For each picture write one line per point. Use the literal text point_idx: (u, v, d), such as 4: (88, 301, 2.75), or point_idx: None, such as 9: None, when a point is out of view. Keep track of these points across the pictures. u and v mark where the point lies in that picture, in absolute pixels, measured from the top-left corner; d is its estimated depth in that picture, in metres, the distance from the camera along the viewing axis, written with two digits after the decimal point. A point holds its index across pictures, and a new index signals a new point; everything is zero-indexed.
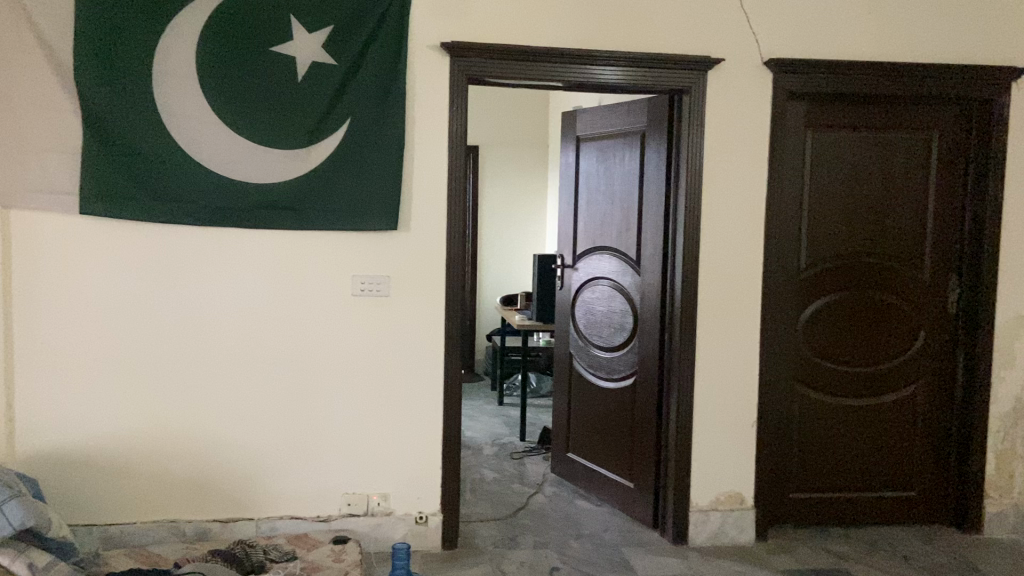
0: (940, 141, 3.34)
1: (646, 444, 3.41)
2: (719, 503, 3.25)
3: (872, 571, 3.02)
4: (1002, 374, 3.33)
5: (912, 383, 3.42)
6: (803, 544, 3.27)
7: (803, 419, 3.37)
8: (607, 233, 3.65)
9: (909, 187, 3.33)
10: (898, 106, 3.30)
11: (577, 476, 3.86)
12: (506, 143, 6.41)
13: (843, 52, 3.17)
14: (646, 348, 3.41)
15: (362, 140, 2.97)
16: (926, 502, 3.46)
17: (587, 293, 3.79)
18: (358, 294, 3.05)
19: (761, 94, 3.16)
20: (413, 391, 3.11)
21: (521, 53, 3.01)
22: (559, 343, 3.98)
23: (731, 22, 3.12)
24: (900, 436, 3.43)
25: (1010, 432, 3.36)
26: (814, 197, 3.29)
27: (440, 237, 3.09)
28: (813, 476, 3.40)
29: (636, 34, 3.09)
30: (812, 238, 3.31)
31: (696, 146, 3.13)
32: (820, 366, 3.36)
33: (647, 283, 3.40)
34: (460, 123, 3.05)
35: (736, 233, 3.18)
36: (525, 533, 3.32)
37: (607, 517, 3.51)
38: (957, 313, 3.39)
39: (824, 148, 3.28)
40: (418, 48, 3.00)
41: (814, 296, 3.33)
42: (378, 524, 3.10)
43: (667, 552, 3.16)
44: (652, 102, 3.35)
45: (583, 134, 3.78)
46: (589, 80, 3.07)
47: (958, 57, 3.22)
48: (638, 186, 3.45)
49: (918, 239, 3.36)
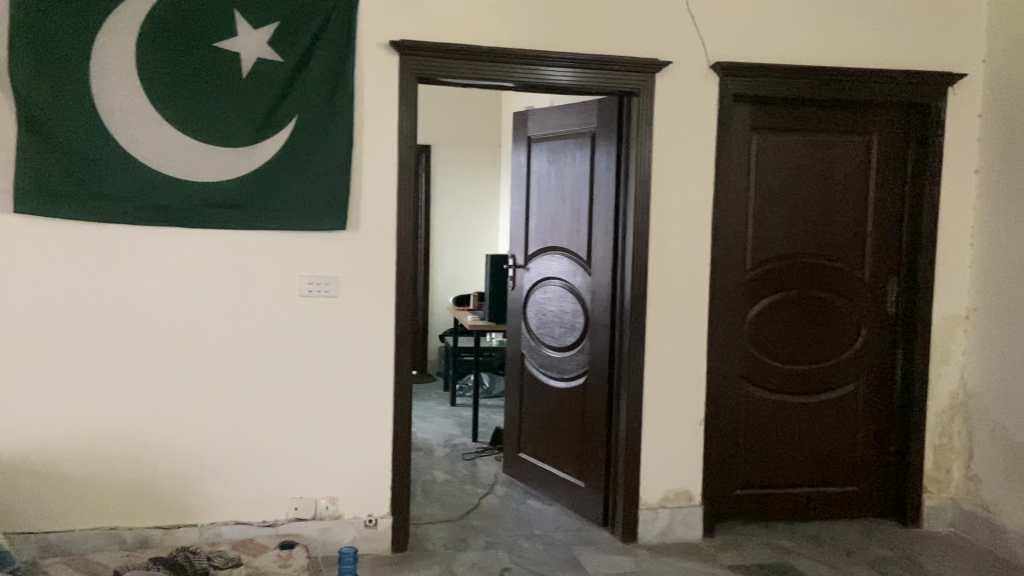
0: (879, 145, 3.42)
1: (597, 443, 3.43)
2: (668, 501, 3.29)
3: (817, 566, 3.08)
4: (940, 371, 3.44)
5: (855, 380, 3.50)
6: (750, 540, 3.32)
7: (749, 417, 3.43)
8: (558, 233, 3.66)
9: (852, 188, 3.41)
10: (840, 109, 3.38)
11: (528, 475, 3.86)
12: (459, 143, 6.40)
13: (788, 56, 3.23)
14: (596, 348, 3.43)
15: (310, 139, 2.93)
16: (868, 496, 3.55)
17: (539, 294, 3.80)
18: (305, 295, 3.01)
19: (709, 97, 3.20)
20: (363, 392, 3.08)
21: (471, 53, 3.00)
22: (511, 344, 3.98)
23: (680, 25, 3.16)
24: (843, 432, 3.51)
25: (947, 428, 3.46)
26: (761, 198, 3.35)
27: (390, 236, 3.06)
28: (760, 472, 3.46)
29: (585, 36, 3.11)
30: (758, 239, 3.37)
31: (644, 147, 3.16)
32: (766, 364, 3.42)
33: (597, 284, 3.43)
34: (410, 122, 3.03)
35: (683, 234, 3.23)
36: (476, 534, 3.31)
37: (557, 517, 3.53)
38: (896, 312, 3.49)
39: (770, 150, 3.35)
40: (367, 47, 2.97)
41: (760, 296, 3.39)
42: (326, 528, 3.07)
43: (616, 551, 3.18)
44: (602, 104, 3.37)
45: (534, 134, 3.79)
46: (539, 80, 3.08)
47: (898, 63, 3.31)
48: (588, 186, 3.47)
49: (859, 239, 3.44)
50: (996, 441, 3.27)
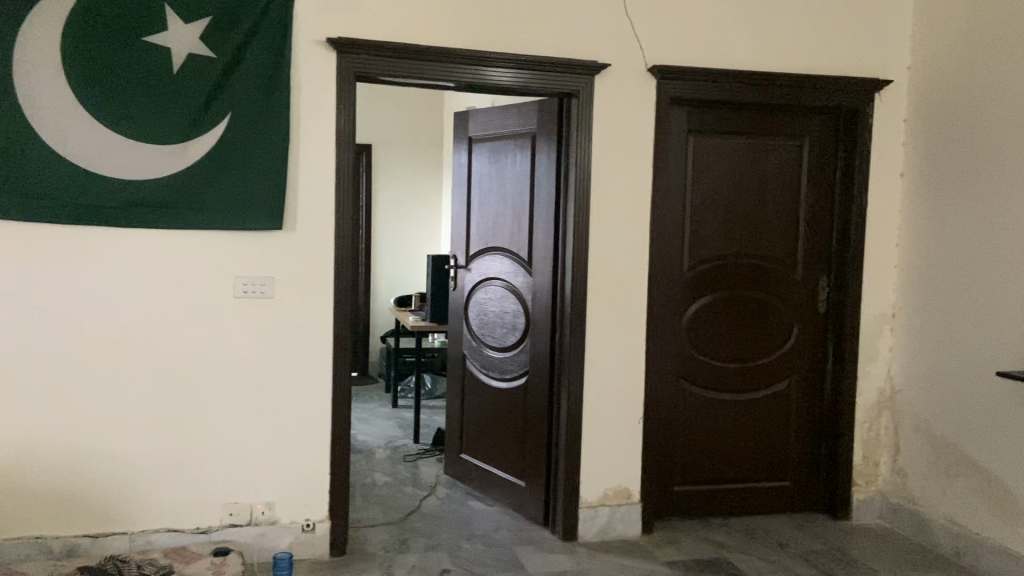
0: (810, 148, 3.52)
1: (537, 442, 3.44)
2: (607, 498, 3.32)
3: (751, 559, 3.16)
4: (868, 368, 3.55)
5: (788, 377, 3.59)
6: (688, 536, 3.38)
7: (687, 415, 3.49)
8: (499, 234, 3.66)
9: (784, 190, 3.50)
10: (772, 113, 3.46)
11: (470, 476, 3.86)
12: (400, 143, 6.35)
13: (723, 60, 3.30)
14: (537, 349, 3.44)
15: (244, 136, 2.88)
16: (801, 491, 3.65)
17: (481, 294, 3.80)
18: (240, 296, 2.95)
19: (647, 99, 3.25)
20: (300, 393, 3.03)
21: (409, 52, 2.98)
22: (453, 345, 3.97)
23: (618, 29, 3.20)
24: (776, 428, 3.60)
25: (875, 423, 3.58)
26: (697, 199, 3.42)
27: (328, 236, 3.02)
28: (698, 469, 3.53)
29: (525, 37, 3.12)
30: (695, 239, 3.43)
31: (583, 148, 3.18)
32: (702, 362, 3.49)
33: (537, 284, 3.44)
34: (348, 121, 2.99)
35: (622, 235, 3.26)
36: (416, 536, 3.29)
37: (498, 517, 3.53)
38: (827, 311, 3.59)
39: (706, 153, 3.41)
40: (303, 44, 2.93)
41: (696, 296, 3.46)
42: (262, 533, 3.02)
43: (557, 549, 3.20)
44: (542, 105, 3.39)
45: (474, 135, 3.79)
46: (480, 80, 3.07)
47: (828, 68, 3.40)
48: (528, 187, 3.48)
49: (791, 239, 3.53)
50: (921, 436, 3.39)
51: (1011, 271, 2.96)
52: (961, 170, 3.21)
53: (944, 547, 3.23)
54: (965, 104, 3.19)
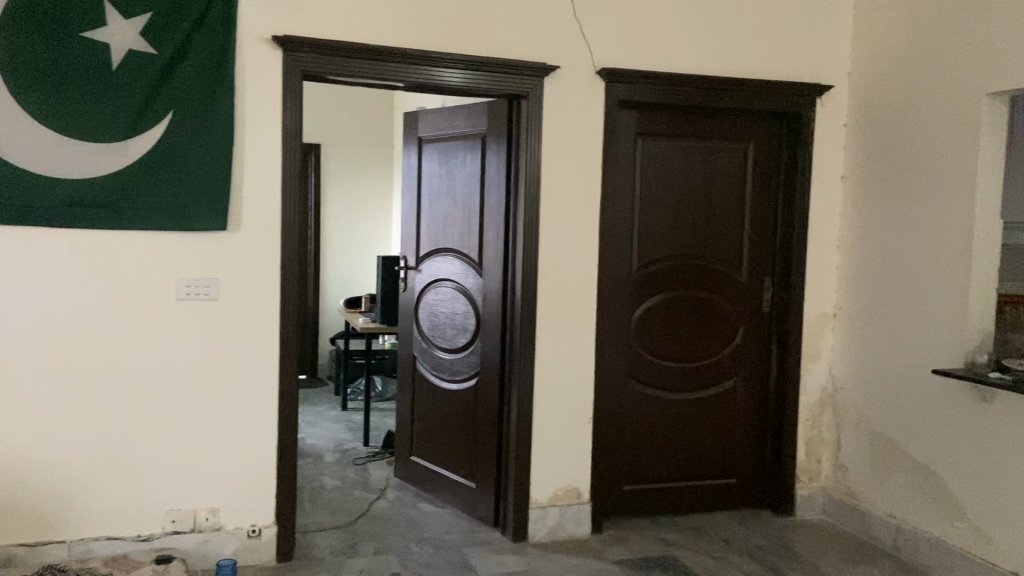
0: (754, 151, 3.59)
1: (488, 444, 3.44)
2: (558, 498, 3.34)
3: (699, 556, 3.20)
4: (811, 366, 3.63)
5: (733, 377, 3.65)
6: (637, 534, 3.41)
7: (635, 414, 3.53)
8: (449, 235, 3.65)
9: (730, 192, 3.56)
10: (718, 117, 3.52)
11: (419, 478, 3.84)
12: (350, 143, 6.29)
13: (671, 64, 3.34)
14: (487, 350, 3.44)
15: (188, 135, 2.82)
16: (746, 488, 3.71)
17: (431, 295, 3.78)
18: (183, 297, 2.88)
19: (596, 102, 3.27)
20: (246, 397, 2.98)
21: (358, 50, 2.95)
22: (402, 347, 3.94)
23: (567, 31, 3.22)
24: (722, 426, 3.66)
25: (818, 420, 3.66)
26: (645, 201, 3.45)
27: (274, 236, 2.97)
28: (646, 468, 3.57)
29: (474, 37, 3.12)
30: (643, 241, 3.47)
31: (533, 149, 3.19)
32: (650, 362, 3.53)
33: (487, 285, 3.43)
34: (295, 120, 2.95)
35: (572, 237, 3.28)
36: (365, 539, 3.26)
37: (448, 520, 3.51)
38: (771, 311, 3.66)
39: (654, 155, 3.45)
40: (248, 41, 2.88)
41: (644, 297, 3.49)
42: (206, 540, 2.95)
43: (507, 550, 3.20)
44: (492, 106, 3.39)
45: (424, 135, 3.77)
46: (429, 80, 3.06)
47: (772, 74, 3.47)
48: (478, 188, 3.48)
49: (736, 241, 3.59)
50: (861, 432, 3.48)
51: (946, 271, 3.07)
52: (899, 174, 3.30)
53: (884, 540, 3.32)
54: (902, 110, 3.29)
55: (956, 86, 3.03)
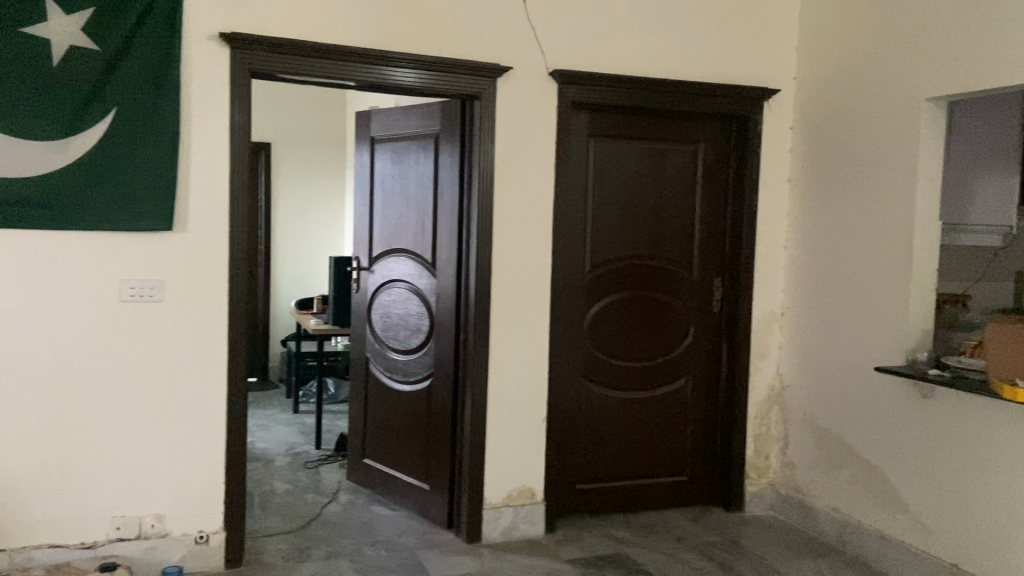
0: (704, 153, 3.64)
1: (442, 445, 3.43)
2: (511, 499, 3.34)
3: (651, 553, 3.24)
4: (759, 364, 3.71)
5: (684, 375, 3.70)
6: (590, 533, 3.44)
7: (588, 413, 3.55)
8: (402, 235, 3.63)
9: (680, 193, 3.61)
10: (669, 119, 3.56)
11: (372, 481, 3.81)
12: (300, 142, 6.20)
13: (622, 67, 3.38)
14: (440, 351, 3.43)
15: (132, 132, 2.75)
16: (697, 484, 3.77)
17: (384, 296, 3.75)
18: (127, 300, 2.81)
19: (548, 103, 3.29)
20: (193, 400, 2.91)
21: (308, 49, 2.91)
22: (355, 348, 3.91)
23: (519, 32, 3.22)
24: (673, 424, 3.70)
25: (766, 418, 3.74)
26: (598, 202, 3.48)
27: (222, 236, 2.91)
28: (599, 466, 3.59)
29: (426, 37, 3.10)
30: (596, 241, 3.50)
31: (486, 150, 3.19)
32: (603, 362, 3.56)
33: (441, 286, 3.42)
34: (243, 119, 2.90)
35: (525, 237, 3.29)
36: (317, 544, 3.22)
37: (401, 522, 3.49)
38: (721, 311, 3.72)
39: (607, 156, 3.49)
40: (195, 38, 2.82)
41: (597, 297, 3.52)
42: (151, 547, 2.89)
43: (460, 552, 3.19)
44: (445, 105, 3.38)
45: (377, 135, 3.74)
46: (381, 80, 3.04)
47: (721, 77, 3.53)
48: (431, 188, 3.47)
49: (687, 242, 3.64)
50: (808, 428, 3.56)
51: (887, 271, 3.15)
52: (843, 176, 3.39)
53: (829, 534, 3.40)
54: (846, 114, 3.37)
55: (897, 92, 3.12)
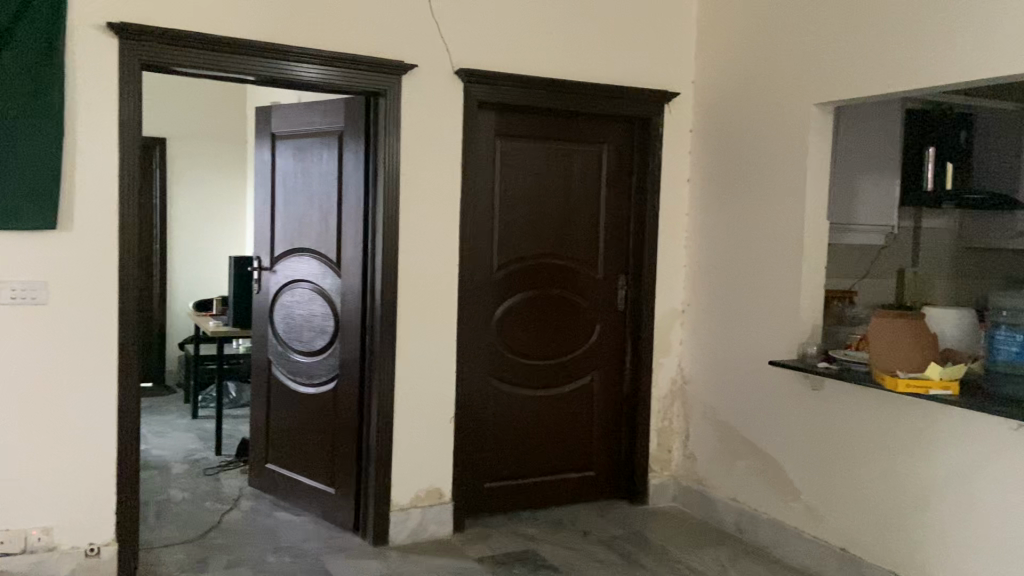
0: (608, 154, 3.71)
1: (348, 448, 3.37)
2: (419, 500, 3.32)
3: (557, 548, 3.28)
4: (661, 360, 3.81)
5: (591, 372, 3.77)
6: (498, 531, 3.45)
7: (496, 411, 3.57)
8: (306, 234, 3.54)
9: (585, 193, 3.66)
10: (573, 120, 3.61)
11: (275, 486, 3.71)
12: (198, 138, 5.98)
13: (527, 67, 3.40)
14: (346, 352, 3.37)
15: (12, 125, 2.59)
16: (603, 479, 3.84)
17: (287, 296, 3.65)
18: (7, 302, 2.64)
19: (454, 101, 3.27)
20: (81, 407, 2.76)
21: (204, 42, 2.81)
22: (257, 350, 3.79)
23: (424, 29, 3.20)
24: (580, 421, 3.76)
25: (668, 412, 3.85)
26: (504, 201, 3.50)
27: (110, 234, 2.77)
28: (507, 465, 3.61)
29: (329, 32, 3.04)
30: (503, 241, 3.51)
31: (392, 148, 3.16)
32: (510, 360, 3.58)
33: (346, 286, 3.36)
34: (133, 113, 2.77)
35: (432, 237, 3.27)
36: (216, 553, 3.11)
37: (306, 527, 3.41)
38: (626, 308, 3.80)
39: (512, 156, 3.50)
40: (81, 27, 2.67)
41: (504, 296, 3.54)
42: (38, 562, 2.73)
43: (367, 555, 3.15)
44: (349, 102, 3.32)
45: (278, 131, 3.65)
46: (282, 75, 2.96)
47: (623, 79, 3.60)
48: (335, 186, 3.40)
49: (592, 241, 3.70)
50: (707, 421, 3.69)
51: (780, 269, 3.29)
52: (739, 177, 3.51)
53: (728, 523, 3.53)
54: (742, 117, 3.49)
55: (788, 97, 3.26)
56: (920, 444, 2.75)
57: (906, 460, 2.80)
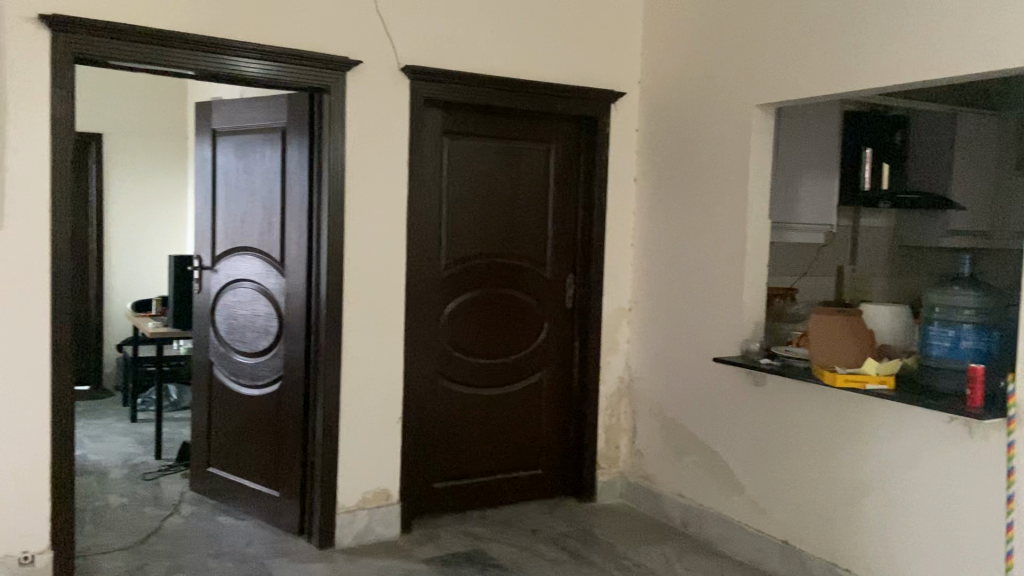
0: (556, 153, 3.72)
1: (292, 450, 3.31)
2: (366, 501, 3.29)
3: (505, 547, 3.28)
4: (609, 358, 3.83)
5: (539, 370, 3.77)
6: (446, 530, 3.44)
7: (445, 411, 3.55)
8: (248, 233, 3.47)
9: (533, 192, 3.66)
10: (521, 118, 3.61)
11: (217, 490, 3.63)
12: (136, 134, 5.82)
13: (474, 65, 3.39)
14: (290, 353, 3.31)
15: None
16: (552, 476, 3.85)
17: (229, 296, 3.58)
18: None
19: (400, 99, 3.24)
20: (11, 412, 2.66)
21: (141, 34, 2.73)
22: (198, 352, 3.71)
23: (369, 26, 3.16)
24: (529, 420, 3.76)
25: (616, 409, 3.88)
26: (452, 200, 3.48)
27: (41, 234, 2.67)
28: (455, 465, 3.59)
29: (271, 27, 2.98)
30: (451, 239, 3.49)
31: (337, 145, 3.11)
32: (458, 359, 3.56)
33: (290, 285, 3.30)
34: (67, 107, 2.67)
35: (377, 235, 3.23)
36: (156, 559, 3.04)
37: (249, 532, 3.35)
38: (574, 307, 3.82)
39: (460, 155, 3.49)
40: (11, 18, 2.56)
41: (452, 295, 3.52)
42: None
43: (313, 559, 3.10)
44: (292, 98, 3.26)
45: (219, 127, 3.56)
46: (224, 70, 2.89)
47: (570, 79, 3.62)
48: (278, 184, 3.34)
49: (540, 239, 3.70)
50: (654, 418, 3.73)
51: (724, 268, 3.34)
52: (684, 177, 3.55)
53: (674, 518, 3.57)
54: (687, 117, 3.53)
55: (732, 98, 3.30)
56: (858, 438, 2.82)
57: (845, 454, 2.87)
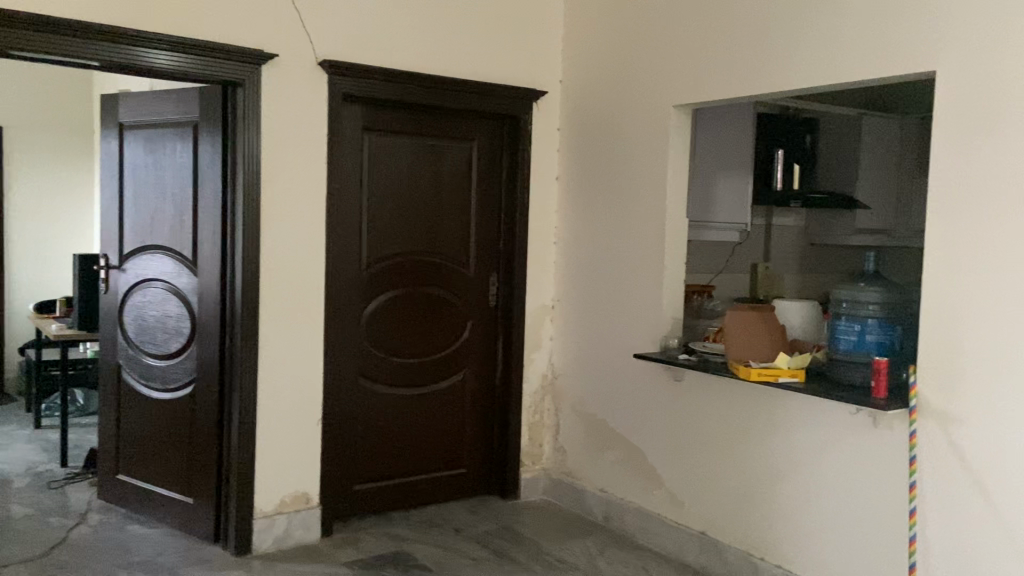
0: (478, 151, 3.71)
1: (207, 454, 3.21)
2: (284, 505, 3.21)
3: (428, 547, 3.26)
4: (532, 356, 3.85)
5: (463, 369, 3.76)
6: (368, 533, 3.39)
7: (366, 412, 3.50)
8: (158, 231, 3.35)
9: (456, 191, 3.65)
10: (442, 116, 3.59)
11: (127, 498, 3.49)
12: (39, 127, 5.56)
13: (394, 61, 3.35)
14: (203, 355, 3.21)
15: None
16: (475, 475, 3.85)
17: (138, 297, 3.45)
18: None
19: (317, 94, 3.18)
20: None
21: (40, 22, 2.59)
22: (105, 355, 3.56)
23: (285, 19, 3.09)
24: (452, 419, 3.75)
25: (539, 407, 3.90)
26: (372, 198, 3.43)
27: None
28: (376, 465, 3.55)
29: (181, 18, 2.87)
30: (371, 238, 3.44)
31: (252, 141, 3.03)
32: (379, 359, 3.52)
33: (202, 285, 3.20)
34: None
35: (295, 233, 3.16)
36: (60, 571, 2.90)
37: (161, 540, 3.24)
38: (497, 305, 3.82)
39: (380, 151, 3.44)
40: None
41: (373, 295, 3.47)
42: None
43: (228, 566, 3.02)
44: (203, 91, 3.15)
45: (126, 121, 3.42)
46: (131, 61, 2.77)
47: (492, 77, 3.61)
48: (189, 180, 3.23)
49: (462, 238, 3.69)
50: (576, 414, 3.76)
51: (643, 266, 3.39)
52: (605, 175, 3.59)
53: (596, 512, 3.62)
54: (607, 116, 3.57)
55: (650, 98, 3.36)
56: (770, 432, 2.91)
57: (758, 446, 2.95)
